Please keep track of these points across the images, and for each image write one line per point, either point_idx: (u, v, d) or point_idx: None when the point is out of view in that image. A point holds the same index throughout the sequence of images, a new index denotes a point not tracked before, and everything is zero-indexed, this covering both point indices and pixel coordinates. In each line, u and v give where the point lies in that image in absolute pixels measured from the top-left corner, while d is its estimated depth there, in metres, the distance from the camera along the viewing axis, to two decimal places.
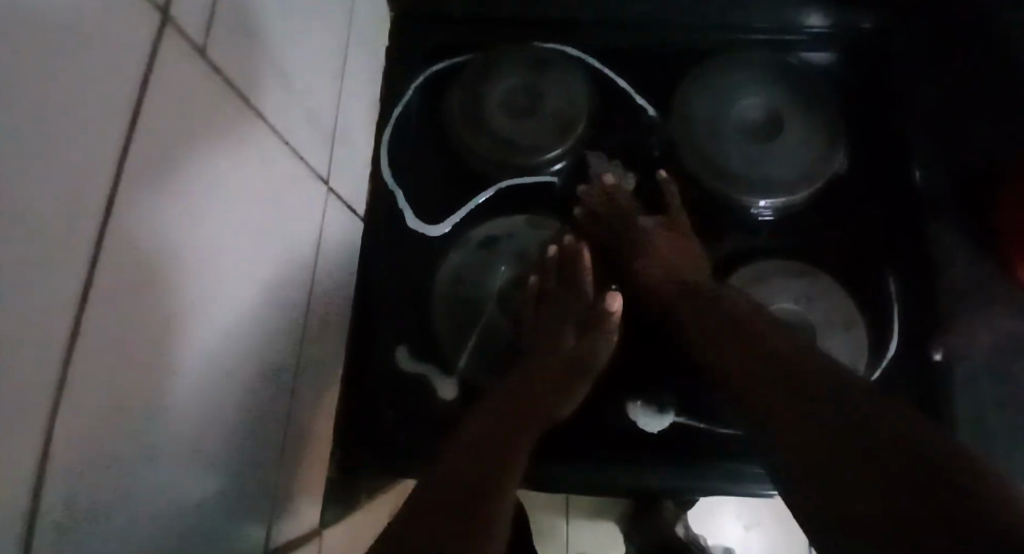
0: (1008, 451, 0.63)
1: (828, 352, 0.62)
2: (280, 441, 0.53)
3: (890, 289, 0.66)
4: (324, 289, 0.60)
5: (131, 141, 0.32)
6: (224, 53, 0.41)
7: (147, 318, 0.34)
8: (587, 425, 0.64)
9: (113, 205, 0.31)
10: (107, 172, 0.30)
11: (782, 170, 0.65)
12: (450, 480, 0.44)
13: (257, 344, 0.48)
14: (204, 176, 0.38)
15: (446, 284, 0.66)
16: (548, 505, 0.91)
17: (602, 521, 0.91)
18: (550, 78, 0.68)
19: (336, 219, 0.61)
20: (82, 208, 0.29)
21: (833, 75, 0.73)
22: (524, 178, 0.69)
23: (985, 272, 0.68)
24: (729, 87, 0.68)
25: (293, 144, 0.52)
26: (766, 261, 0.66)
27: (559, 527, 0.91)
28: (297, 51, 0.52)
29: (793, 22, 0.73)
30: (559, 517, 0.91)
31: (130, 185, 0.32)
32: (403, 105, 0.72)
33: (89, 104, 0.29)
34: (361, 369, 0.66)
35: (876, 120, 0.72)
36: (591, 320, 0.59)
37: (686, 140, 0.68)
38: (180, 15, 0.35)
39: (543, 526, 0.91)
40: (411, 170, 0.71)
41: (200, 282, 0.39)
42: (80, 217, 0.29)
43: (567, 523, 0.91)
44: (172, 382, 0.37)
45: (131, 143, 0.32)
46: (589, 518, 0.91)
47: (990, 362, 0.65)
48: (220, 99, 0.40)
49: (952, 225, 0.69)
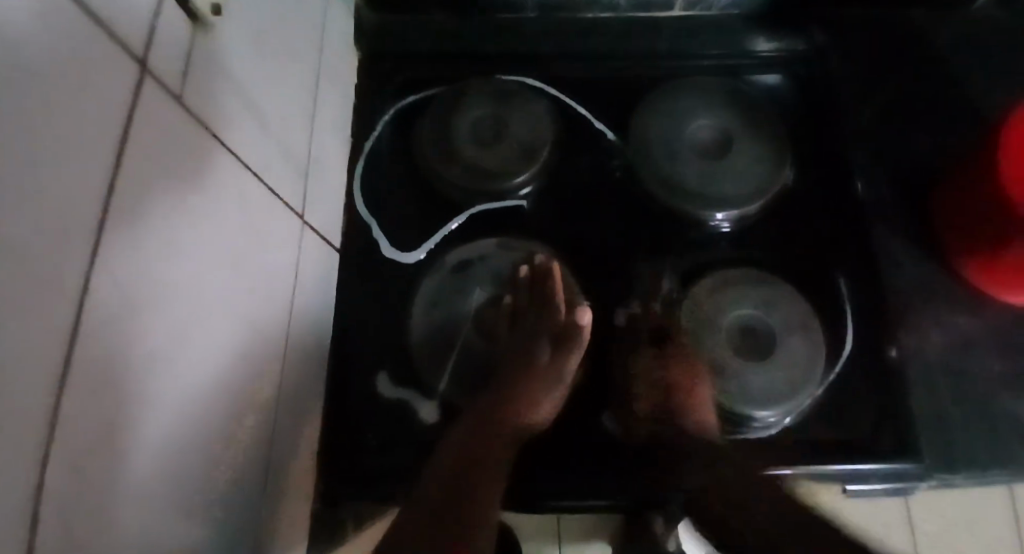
0: (965, 442, 0.65)
1: (789, 353, 0.65)
2: (263, 471, 0.54)
3: (841, 290, 0.70)
4: (303, 319, 0.62)
5: (111, 200, 0.33)
6: (199, 99, 0.43)
7: (134, 352, 0.36)
8: (566, 438, 0.65)
9: (96, 260, 0.32)
10: (88, 234, 0.32)
11: (736, 185, 0.69)
12: (432, 500, 0.46)
13: (239, 377, 0.49)
14: (185, 213, 0.40)
15: (422, 308, 0.68)
16: (538, 529, 0.92)
17: (593, 543, 0.93)
18: (512, 108, 0.72)
19: (312, 251, 0.63)
20: (64, 265, 0.30)
21: (781, 98, 0.77)
22: (493, 203, 0.72)
23: (929, 273, 0.71)
24: (682, 110, 0.73)
25: (268, 182, 0.54)
26: (728, 269, 0.69)
27: (551, 550, 0.92)
28: (269, 93, 0.55)
29: (740, 48, 0.78)
30: (550, 543, 0.92)
31: (113, 241, 0.34)
32: (373, 138, 0.75)
33: (69, 165, 0.30)
34: (341, 397, 0.67)
35: (823, 136, 0.75)
36: (562, 335, 0.62)
37: (646, 161, 0.71)
38: (156, 65, 0.38)
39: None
40: (383, 200, 0.73)
41: (183, 319, 0.41)
42: (66, 266, 0.30)
43: (559, 547, 0.92)
44: (159, 419, 0.39)
45: (111, 202, 0.33)
46: (579, 541, 0.93)
47: (944, 358, 0.68)
48: (198, 139, 0.42)
49: (895, 230, 0.73)
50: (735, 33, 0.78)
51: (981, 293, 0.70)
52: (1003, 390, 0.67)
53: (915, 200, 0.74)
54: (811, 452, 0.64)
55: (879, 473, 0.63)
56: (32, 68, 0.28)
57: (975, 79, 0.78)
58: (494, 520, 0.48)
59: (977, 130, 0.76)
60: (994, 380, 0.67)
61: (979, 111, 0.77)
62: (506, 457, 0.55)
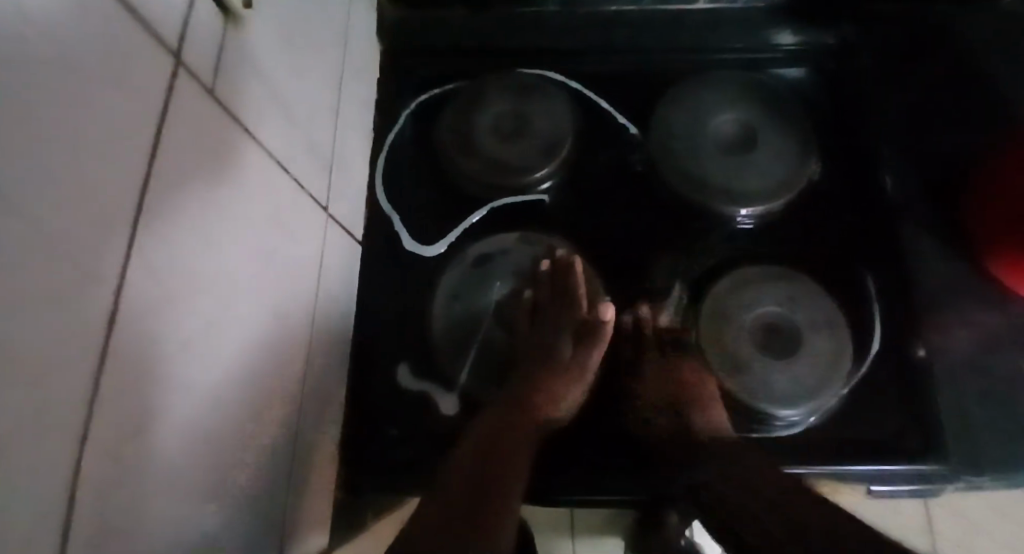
0: (996, 444, 0.63)
1: (813, 351, 0.63)
2: (288, 461, 0.54)
3: (868, 288, 0.69)
4: (327, 311, 0.62)
5: (148, 189, 0.34)
6: (229, 89, 0.43)
7: (167, 341, 0.36)
8: (585, 433, 0.65)
9: (133, 248, 0.33)
10: (127, 223, 0.32)
11: (759, 180, 0.69)
12: (458, 491, 0.46)
13: (265, 368, 0.50)
14: (215, 206, 0.41)
15: (442, 301, 0.68)
16: (554, 523, 0.93)
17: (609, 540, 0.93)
18: (534, 102, 0.72)
19: (335, 243, 0.63)
20: (101, 255, 0.31)
21: (806, 93, 0.77)
22: (516, 197, 0.72)
23: (960, 271, 0.69)
24: (704, 105, 0.72)
25: (295, 174, 0.54)
26: (750, 266, 0.68)
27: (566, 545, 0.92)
28: (296, 85, 0.55)
29: (763, 42, 0.78)
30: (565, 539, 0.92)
31: (150, 232, 0.34)
32: (394, 133, 0.75)
33: (108, 154, 0.31)
34: (360, 391, 0.68)
35: (847, 130, 0.75)
36: (585, 328, 0.62)
37: (668, 157, 0.71)
38: (189, 57, 0.38)
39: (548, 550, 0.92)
40: (405, 194, 0.73)
41: (214, 309, 0.41)
42: (104, 255, 0.31)
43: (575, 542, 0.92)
44: (188, 407, 0.39)
45: (148, 194, 0.34)
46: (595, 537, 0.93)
47: (974, 358, 0.66)
48: (229, 132, 0.42)
49: (925, 225, 0.71)
50: (761, 28, 0.77)
51: (1013, 292, 0.68)
52: None
53: (945, 199, 0.72)
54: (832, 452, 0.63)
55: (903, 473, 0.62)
56: (71, 62, 0.29)
57: (1009, 70, 0.75)
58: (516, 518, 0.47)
59: (1009, 123, 0.74)
60: None
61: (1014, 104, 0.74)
62: (530, 452, 0.54)
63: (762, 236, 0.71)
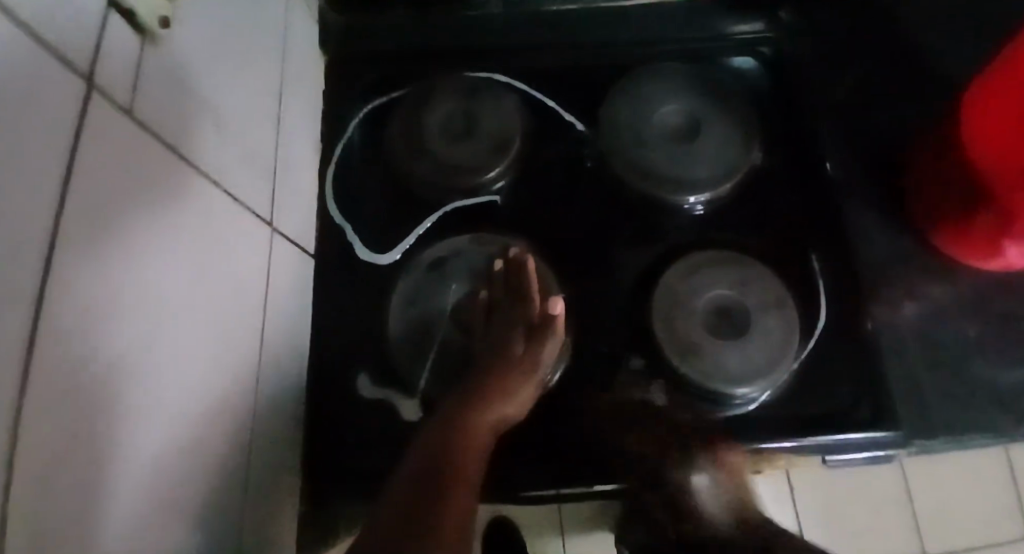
0: (944, 409, 0.64)
1: (763, 331, 0.65)
2: (244, 478, 0.54)
3: (813, 265, 0.70)
4: (277, 325, 0.62)
5: (61, 215, 0.33)
6: (151, 108, 0.42)
7: (95, 363, 0.36)
8: (548, 427, 0.66)
9: (51, 268, 0.33)
10: (40, 249, 0.32)
11: (705, 168, 0.70)
12: (404, 491, 0.46)
13: (211, 384, 0.49)
14: (144, 229, 0.41)
15: (398, 307, 0.68)
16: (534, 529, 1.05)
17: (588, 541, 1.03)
18: (481, 103, 0.72)
19: (281, 255, 0.63)
20: (20, 277, 0.30)
21: (750, 82, 0.78)
22: (467, 199, 0.72)
23: (903, 244, 0.71)
24: (649, 97, 0.73)
25: (231, 191, 0.53)
26: (699, 252, 0.69)
27: None
28: (232, 99, 0.55)
29: (714, 31, 0.79)
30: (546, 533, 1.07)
31: (68, 258, 0.34)
32: (344, 140, 0.75)
33: (24, 176, 0.31)
34: (321, 396, 0.68)
35: (790, 113, 0.76)
36: (536, 325, 0.60)
37: (616, 150, 0.72)
38: (104, 80, 0.38)
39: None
40: (357, 202, 0.74)
41: (148, 329, 0.41)
42: (19, 282, 0.30)
43: None
44: (127, 425, 0.39)
45: (64, 214, 0.34)
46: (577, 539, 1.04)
47: (921, 329, 0.67)
48: (153, 152, 0.42)
49: (868, 200, 0.73)
50: (701, 18, 0.79)
51: (953, 262, 0.70)
52: (982, 356, 0.66)
53: (888, 173, 0.73)
54: (783, 428, 0.65)
55: (860, 442, 0.64)
56: None
57: (945, 45, 0.77)
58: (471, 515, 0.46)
59: (944, 98, 0.75)
60: (971, 348, 0.66)
61: (950, 78, 0.76)
62: (486, 447, 0.53)
63: (711, 223, 0.72)
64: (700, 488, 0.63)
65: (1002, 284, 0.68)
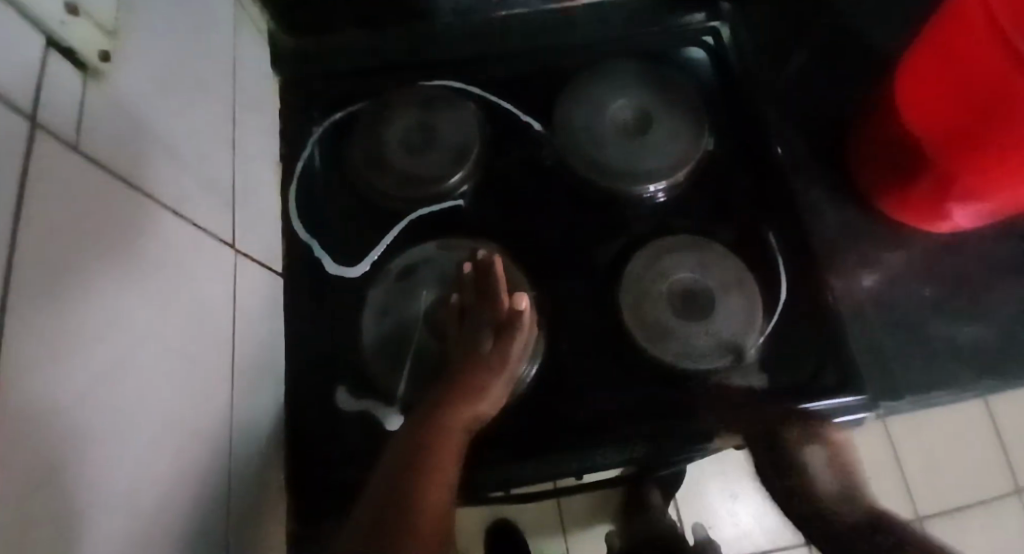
0: (906, 370, 0.66)
1: (726, 310, 0.66)
2: (224, 500, 0.55)
3: (770, 243, 0.72)
4: (247, 346, 0.62)
5: (15, 256, 0.34)
6: (98, 144, 0.43)
7: (60, 396, 0.36)
8: (524, 422, 0.67)
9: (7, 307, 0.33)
10: None
11: (661, 157, 0.72)
12: (382, 498, 0.47)
13: (184, 409, 0.50)
14: (98, 264, 0.41)
15: (371, 319, 0.68)
16: (545, 517, 1.24)
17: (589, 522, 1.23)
18: (438, 111, 0.74)
19: (250, 279, 0.64)
20: None
21: (697, 73, 0.80)
22: (432, 206, 0.73)
23: (854, 215, 0.73)
24: (600, 94, 0.75)
25: (190, 218, 0.54)
26: (662, 239, 0.71)
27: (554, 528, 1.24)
28: (184, 127, 0.55)
29: (665, 22, 0.81)
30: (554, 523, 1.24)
31: (25, 298, 0.34)
32: (304, 159, 0.76)
33: None
34: (299, 413, 0.68)
35: (733, 99, 0.78)
36: (506, 322, 0.61)
37: (572, 146, 0.73)
38: (48, 119, 0.38)
39: (545, 545, 1.23)
40: (323, 220, 0.74)
41: (115, 361, 0.41)
42: None
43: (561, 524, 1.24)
44: (98, 456, 0.39)
45: (17, 252, 0.34)
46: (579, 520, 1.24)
47: (877, 294, 0.70)
48: (104, 185, 0.43)
49: (816, 176, 0.75)
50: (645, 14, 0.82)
51: (902, 228, 0.72)
52: (937, 316, 0.68)
53: (837, 147, 0.75)
54: (759, 402, 0.66)
55: (826, 410, 0.65)
56: None
57: (879, 21, 0.79)
58: (438, 515, 0.47)
59: (884, 70, 0.78)
60: (928, 309, 0.69)
61: (887, 52, 0.78)
62: (461, 447, 0.54)
63: (669, 211, 0.74)
64: (811, 454, 0.60)
65: (950, 246, 0.71)
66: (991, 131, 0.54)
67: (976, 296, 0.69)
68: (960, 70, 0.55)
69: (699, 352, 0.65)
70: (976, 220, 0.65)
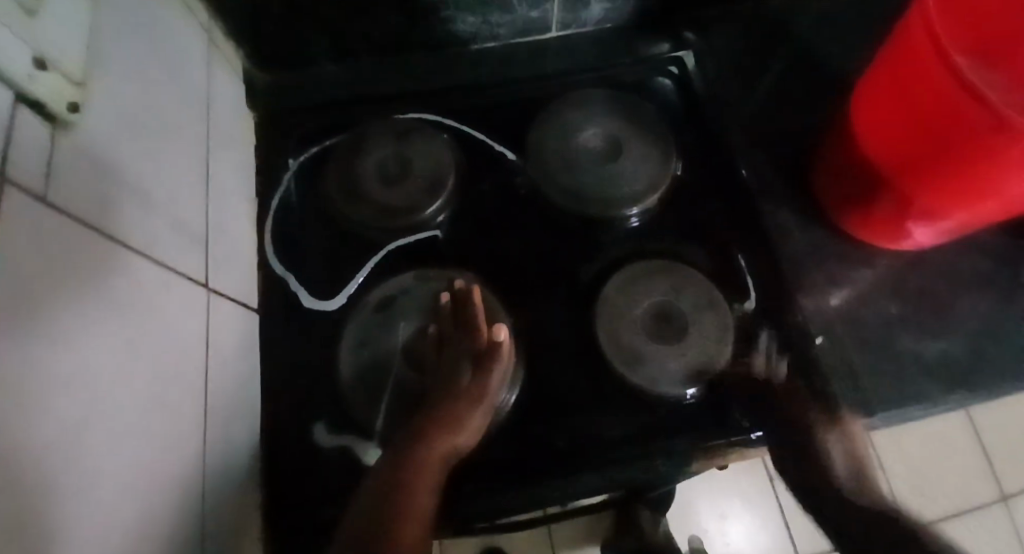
0: (878, 384, 0.67)
1: (700, 331, 0.67)
2: (199, 541, 0.54)
3: (737, 263, 0.73)
4: (222, 384, 0.62)
5: None
6: (66, 192, 0.43)
7: (27, 448, 0.36)
8: (504, 449, 0.67)
9: None
10: None
11: (632, 182, 0.73)
12: (363, 527, 0.47)
13: (156, 451, 0.49)
14: (68, 309, 0.41)
15: (349, 351, 0.69)
16: (535, 539, 1.23)
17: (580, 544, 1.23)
18: (413, 143, 0.74)
19: (223, 316, 0.64)
20: None
21: (665, 101, 0.82)
22: (408, 237, 0.74)
23: (820, 234, 0.75)
24: (572, 123, 0.76)
25: (161, 258, 0.54)
26: (639, 263, 0.71)
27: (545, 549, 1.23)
28: (155, 169, 0.56)
29: (631, 53, 0.83)
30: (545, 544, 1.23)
31: None
32: (280, 193, 0.77)
33: None
34: (276, 450, 0.68)
35: (698, 122, 0.80)
36: (484, 352, 0.61)
37: (546, 174, 0.75)
38: (17, 171, 0.38)
39: None
40: (299, 254, 0.75)
41: (84, 408, 0.41)
42: None
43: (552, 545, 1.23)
44: (69, 507, 0.39)
45: None
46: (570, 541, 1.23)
47: (846, 311, 0.71)
48: (70, 234, 0.43)
49: (783, 198, 0.77)
50: (612, 46, 0.84)
51: (867, 246, 0.74)
52: (903, 331, 0.70)
53: (802, 169, 0.77)
54: (733, 421, 0.67)
55: None
56: None
57: (840, 47, 0.82)
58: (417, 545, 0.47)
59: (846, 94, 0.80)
60: (894, 325, 0.70)
61: (849, 76, 0.81)
62: (439, 477, 0.54)
63: (641, 234, 0.75)
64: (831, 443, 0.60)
65: (915, 263, 0.73)
66: (947, 154, 0.56)
67: (940, 311, 0.70)
68: (915, 97, 0.57)
69: (679, 372, 0.66)
70: (936, 237, 0.67)
